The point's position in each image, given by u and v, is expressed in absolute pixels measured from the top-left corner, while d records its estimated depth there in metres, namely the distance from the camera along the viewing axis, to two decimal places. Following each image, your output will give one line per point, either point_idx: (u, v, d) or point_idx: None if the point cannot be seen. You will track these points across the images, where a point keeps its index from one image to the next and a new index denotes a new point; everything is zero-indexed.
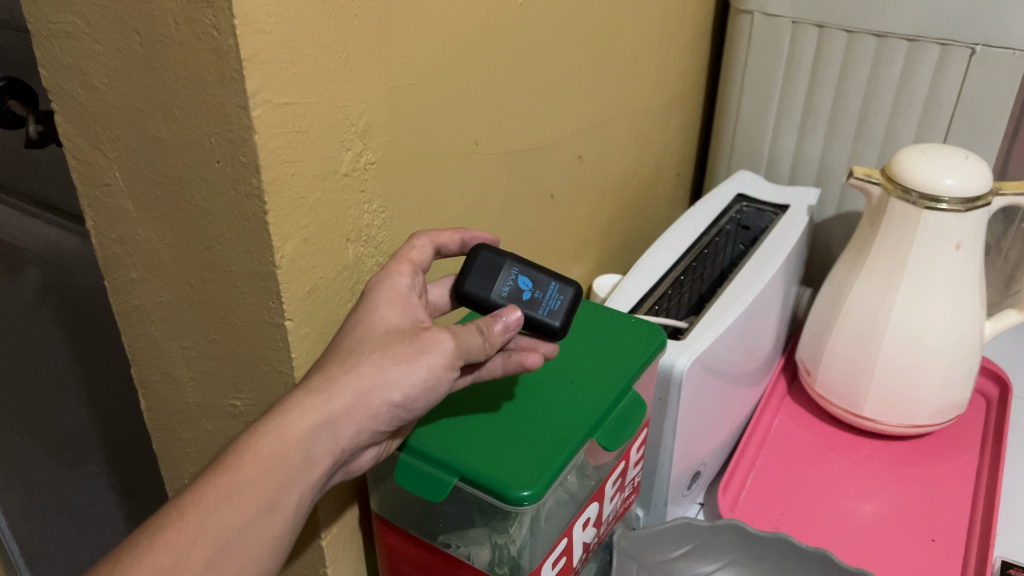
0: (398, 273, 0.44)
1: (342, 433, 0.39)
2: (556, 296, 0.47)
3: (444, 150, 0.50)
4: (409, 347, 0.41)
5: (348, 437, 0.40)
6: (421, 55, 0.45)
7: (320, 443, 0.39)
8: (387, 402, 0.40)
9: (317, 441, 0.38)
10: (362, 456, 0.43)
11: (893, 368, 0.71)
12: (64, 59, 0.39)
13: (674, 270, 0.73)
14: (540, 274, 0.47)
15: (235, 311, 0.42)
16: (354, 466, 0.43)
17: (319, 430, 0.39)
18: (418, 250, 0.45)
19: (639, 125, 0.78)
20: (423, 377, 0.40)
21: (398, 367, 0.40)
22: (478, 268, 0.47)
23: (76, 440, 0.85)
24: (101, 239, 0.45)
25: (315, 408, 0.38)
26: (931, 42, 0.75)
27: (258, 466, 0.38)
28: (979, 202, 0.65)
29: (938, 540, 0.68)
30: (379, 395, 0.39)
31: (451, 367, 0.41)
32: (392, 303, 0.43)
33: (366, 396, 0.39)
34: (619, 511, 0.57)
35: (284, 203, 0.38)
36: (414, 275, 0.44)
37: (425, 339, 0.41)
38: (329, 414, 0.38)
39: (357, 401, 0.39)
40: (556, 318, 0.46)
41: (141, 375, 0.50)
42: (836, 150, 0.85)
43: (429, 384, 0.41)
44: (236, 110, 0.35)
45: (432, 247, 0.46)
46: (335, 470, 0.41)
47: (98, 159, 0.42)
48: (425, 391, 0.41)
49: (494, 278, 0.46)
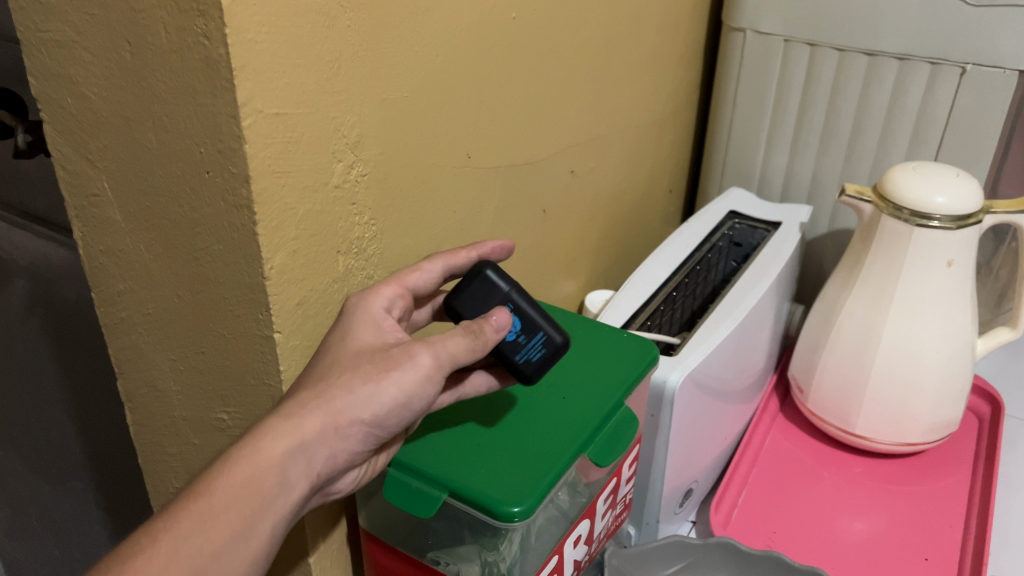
0: (382, 290, 0.44)
1: (316, 457, 0.38)
2: (540, 347, 0.45)
3: (436, 163, 0.50)
4: (379, 364, 0.40)
5: (322, 462, 0.39)
6: (413, 67, 0.45)
7: (294, 459, 0.38)
8: (357, 421, 0.39)
9: (291, 466, 0.38)
10: (343, 478, 0.42)
11: (885, 385, 0.70)
12: (53, 67, 0.39)
13: (665, 287, 0.72)
14: (530, 316, 0.45)
15: (223, 324, 0.42)
16: (336, 489, 0.42)
17: (301, 448, 0.38)
18: (422, 273, 0.46)
19: (632, 141, 0.78)
20: (392, 397, 0.39)
21: (365, 385, 0.39)
22: (473, 287, 0.45)
23: (61, 456, 0.84)
24: (89, 250, 0.45)
25: (291, 432, 0.38)
26: (922, 61, 0.76)
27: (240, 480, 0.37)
28: (970, 220, 0.65)
29: (931, 559, 0.67)
30: (349, 415, 0.39)
31: (427, 383, 0.40)
32: (366, 318, 0.42)
33: (345, 409, 0.38)
34: (610, 528, 0.56)
35: (274, 214, 0.38)
36: (399, 296, 0.45)
37: (393, 355, 0.40)
38: (301, 439, 0.38)
39: (333, 419, 0.38)
40: (530, 369, 0.45)
41: (127, 389, 0.50)
42: (829, 167, 0.86)
43: (399, 404, 0.39)
44: (226, 121, 0.35)
45: (442, 269, 0.47)
46: (312, 493, 0.40)
47: (86, 168, 0.41)
48: (396, 409, 0.39)
49: (487, 303, 0.45)
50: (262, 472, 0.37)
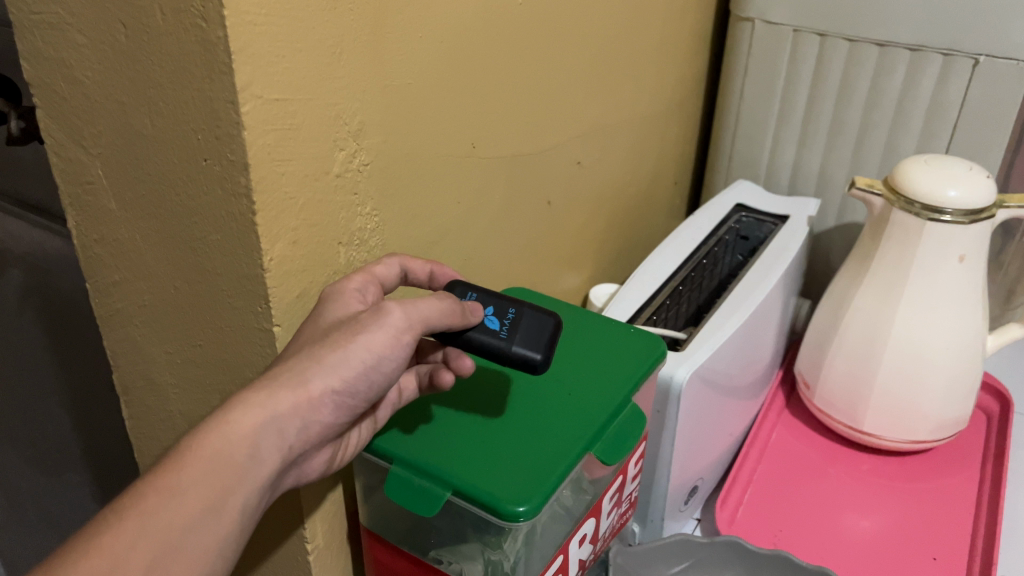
0: (352, 281, 0.41)
1: (289, 429, 0.36)
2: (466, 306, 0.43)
3: (439, 152, 0.49)
4: (346, 329, 0.38)
5: (294, 433, 0.37)
6: (417, 52, 0.44)
7: (266, 440, 0.36)
8: (327, 391, 0.37)
9: (263, 439, 0.36)
10: (314, 460, 0.40)
11: (893, 381, 0.69)
12: (46, 51, 0.38)
13: (672, 280, 0.71)
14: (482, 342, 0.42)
15: (220, 316, 0.41)
16: (306, 472, 0.40)
17: (272, 419, 0.36)
18: (384, 266, 0.43)
19: (638, 131, 0.77)
20: (362, 360, 0.38)
21: (334, 351, 0.37)
22: (542, 336, 0.42)
23: (57, 448, 0.82)
24: (83, 240, 0.43)
25: (260, 403, 0.36)
26: (934, 53, 0.74)
27: (217, 466, 0.34)
28: (983, 214, 0.64)
29: (940, 559, 0.66)
30: (319, 382, 0.37)
31: (398, 342, 0.39)
32: (339, 304, 0.40)
33: (315, 377, 0.37)
34: (615, 527, 0.55)
35: (274, 203, 0.37)
36: (369, 284, 0.42)
37: (364, 317, 0.38)
38: (273, 412, 0.36)
39: (302, 388, 0.36)
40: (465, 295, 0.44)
41: (122, 382, 0.49)
42: (837, 161, 0.84)
43: (369, 365, 0.38)
44: (224, 106, 0.34)
45: (399, 268, 0.44)
46: (282, 473, 0.38)
47: (81, 156, 0.40)
48: (366, 372, 0.38)
49: (532, 335, 0.42)
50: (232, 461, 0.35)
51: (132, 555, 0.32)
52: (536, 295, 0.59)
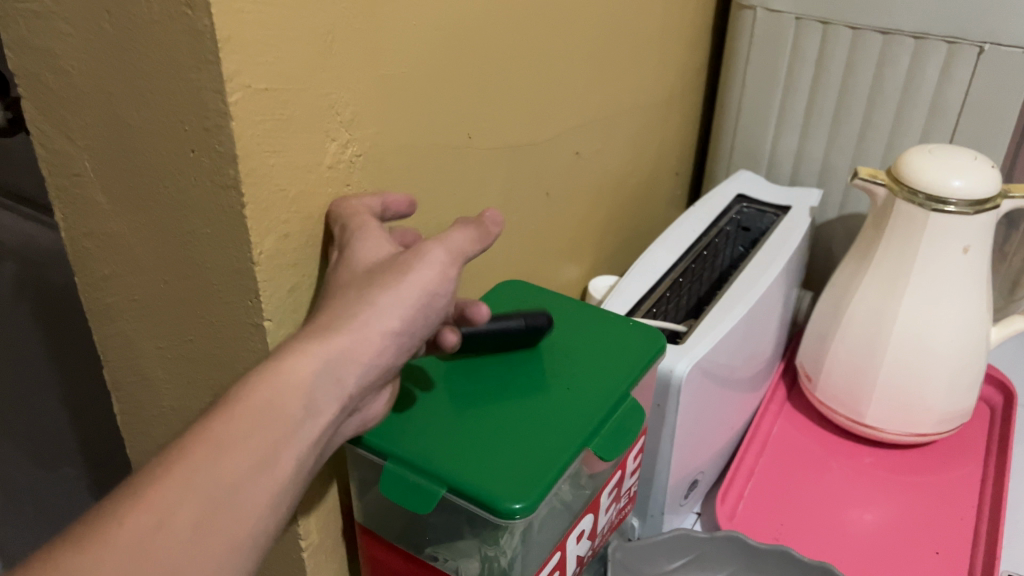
0: (366, 220, 0.39)
1: (347, 375, 0.35)
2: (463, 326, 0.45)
3: (435, 143, 0.48)
4: (392, 269, 0.38)
5: (353, 380, 0.36)
6: (411, 41, 0.43)
7: (324, 388, 0.34)
8: (384, 332, 0.36)
9: (319, 387, 0.34)
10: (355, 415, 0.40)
11: (896, 373, 0.69)
12: (31, 40, 0.37)
13: (672, 272, 0.70)
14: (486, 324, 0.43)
15: (211, 310, 0.40)
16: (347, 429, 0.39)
17: (330, 365, 0.35)
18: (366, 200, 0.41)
19: (638, 120, 0.76)
20: (416, 298, 0.37)
21: (386, 292, 0.37)
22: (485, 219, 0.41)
23: (53, 442, 0.82)
24: (72, 232, 0.43)
25: (315, 350, 0.34)
26: (939, 40, 0.73)
27: (267, 416, 0.33)
28: (988, 205, 0.63)
29: (942, 553, 0.65)
30: (374, 323, 0.36)
31: (445, 279, 0.38)
32: (366, 242, 0.39)
33: (371, 320, 0.36)
34: (614, 522, 0.55)
35: (264, 196, 0.36)
36: (370, 218, 0.40)
37: (407, 258, 0.38)
38: (329, 356, 0.35)
39: (361, 331, 0.36)
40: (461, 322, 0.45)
41: (114, 377, 0.48)
42: (840, 151, 0.83)
43: (423, 303, 0.38)
44: (212, 96, 0.33)
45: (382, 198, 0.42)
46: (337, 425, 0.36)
47: (68, 147, 0.39)
48: (419, 311, 0.38)
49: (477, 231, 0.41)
50: (285, 408, 0.33)
51: (177, 513, 0.30)
52: (535, 288, 0.58)
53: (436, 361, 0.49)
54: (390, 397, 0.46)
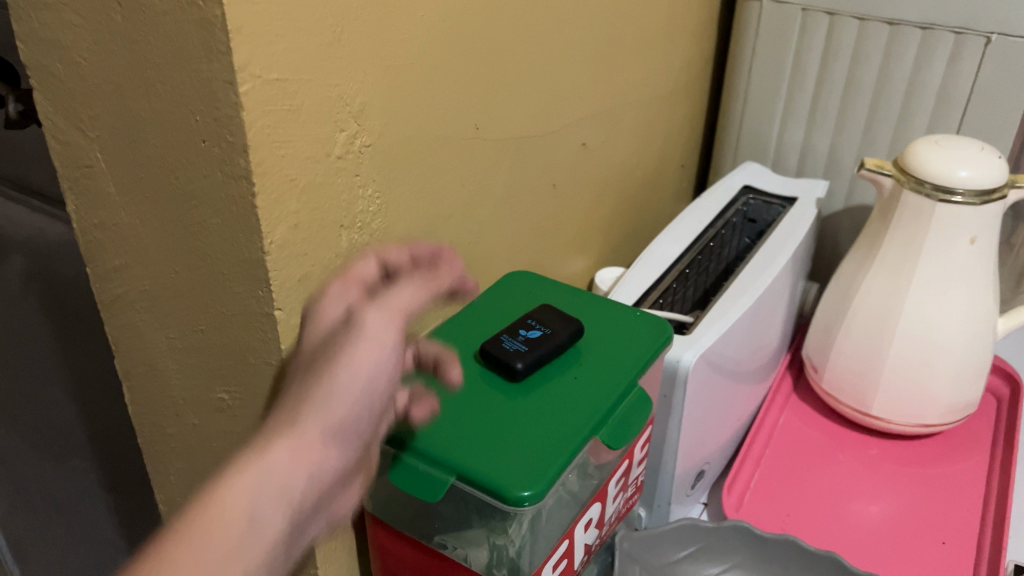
0: (339, 291, 0.40)
1: (314, 456, 0.36)
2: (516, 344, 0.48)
3: (442, 134, 0.48)
4: (343, 340, 0.38)
5: (320, 459, 0.37)
6: (419, 32, 0.43)
7: (293, 474, 0.36)
8: (345, 404, 0.37)
9: (289, 475, 0.35)
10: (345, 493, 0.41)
11: (903, 364, 0.69)
12: (42, 31, 0.37)
13: (678, 264, 0.70)
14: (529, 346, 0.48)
15: (221, 300, 0.40)
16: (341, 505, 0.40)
17: (295, 452, 0.36)
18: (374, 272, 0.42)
19: (644, 112, 0.76)
20: (368, 369, 0.38)
21: (339, 370, 0.37)
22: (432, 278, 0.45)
23: (62, 433, 0.83)
24: (83, 223, 0.43)
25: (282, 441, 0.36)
26: (945, 31, 0.73)
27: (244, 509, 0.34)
28: (995, 195, 0.63)
29: (949, 543, 0.66)
30: (334, 399, 0.37)
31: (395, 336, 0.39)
32: (326, 305, 0.40)
33: (329, 395, 0.37)
34: (621, 512, 0.55)
35: (274, 186, 0.36)
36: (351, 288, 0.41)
37: (354, 325, 0.38)
38: (293, 445, 0.36)
39: (322, 409, 0.37)
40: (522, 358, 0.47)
41: (125, 367, 0.48)
42: (846, 142, 0.83)
43: (378, 370, 0.38)
44: (223, 87, 0.33)
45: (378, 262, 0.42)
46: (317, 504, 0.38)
47: (78, 138, 0.40)
48: (376, 377, 0.38)
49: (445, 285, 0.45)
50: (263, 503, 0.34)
51: None
52: (542, 279, 0.58)
53: (444, 351, 0.50)
54: (399, 387, 0.46)
